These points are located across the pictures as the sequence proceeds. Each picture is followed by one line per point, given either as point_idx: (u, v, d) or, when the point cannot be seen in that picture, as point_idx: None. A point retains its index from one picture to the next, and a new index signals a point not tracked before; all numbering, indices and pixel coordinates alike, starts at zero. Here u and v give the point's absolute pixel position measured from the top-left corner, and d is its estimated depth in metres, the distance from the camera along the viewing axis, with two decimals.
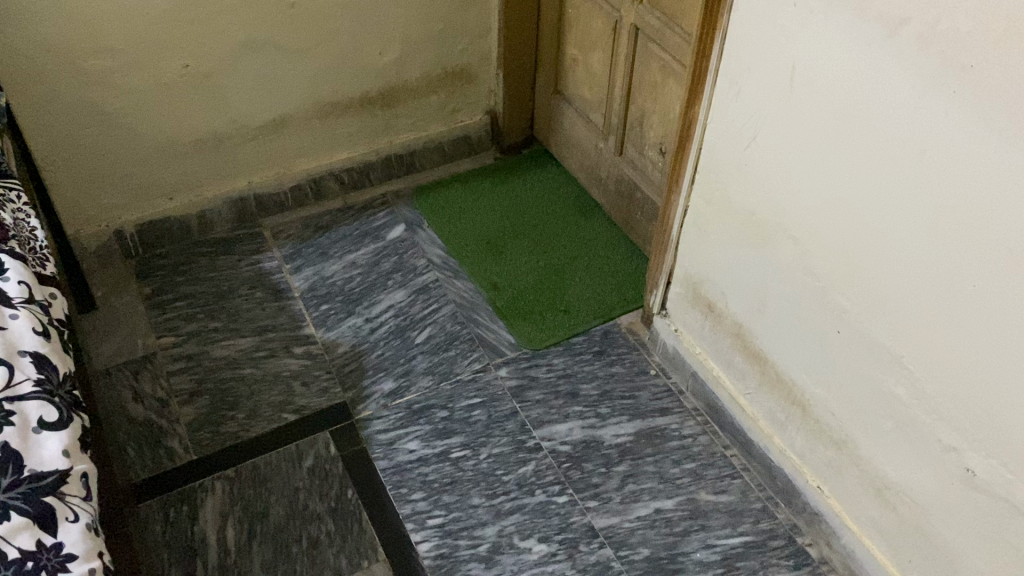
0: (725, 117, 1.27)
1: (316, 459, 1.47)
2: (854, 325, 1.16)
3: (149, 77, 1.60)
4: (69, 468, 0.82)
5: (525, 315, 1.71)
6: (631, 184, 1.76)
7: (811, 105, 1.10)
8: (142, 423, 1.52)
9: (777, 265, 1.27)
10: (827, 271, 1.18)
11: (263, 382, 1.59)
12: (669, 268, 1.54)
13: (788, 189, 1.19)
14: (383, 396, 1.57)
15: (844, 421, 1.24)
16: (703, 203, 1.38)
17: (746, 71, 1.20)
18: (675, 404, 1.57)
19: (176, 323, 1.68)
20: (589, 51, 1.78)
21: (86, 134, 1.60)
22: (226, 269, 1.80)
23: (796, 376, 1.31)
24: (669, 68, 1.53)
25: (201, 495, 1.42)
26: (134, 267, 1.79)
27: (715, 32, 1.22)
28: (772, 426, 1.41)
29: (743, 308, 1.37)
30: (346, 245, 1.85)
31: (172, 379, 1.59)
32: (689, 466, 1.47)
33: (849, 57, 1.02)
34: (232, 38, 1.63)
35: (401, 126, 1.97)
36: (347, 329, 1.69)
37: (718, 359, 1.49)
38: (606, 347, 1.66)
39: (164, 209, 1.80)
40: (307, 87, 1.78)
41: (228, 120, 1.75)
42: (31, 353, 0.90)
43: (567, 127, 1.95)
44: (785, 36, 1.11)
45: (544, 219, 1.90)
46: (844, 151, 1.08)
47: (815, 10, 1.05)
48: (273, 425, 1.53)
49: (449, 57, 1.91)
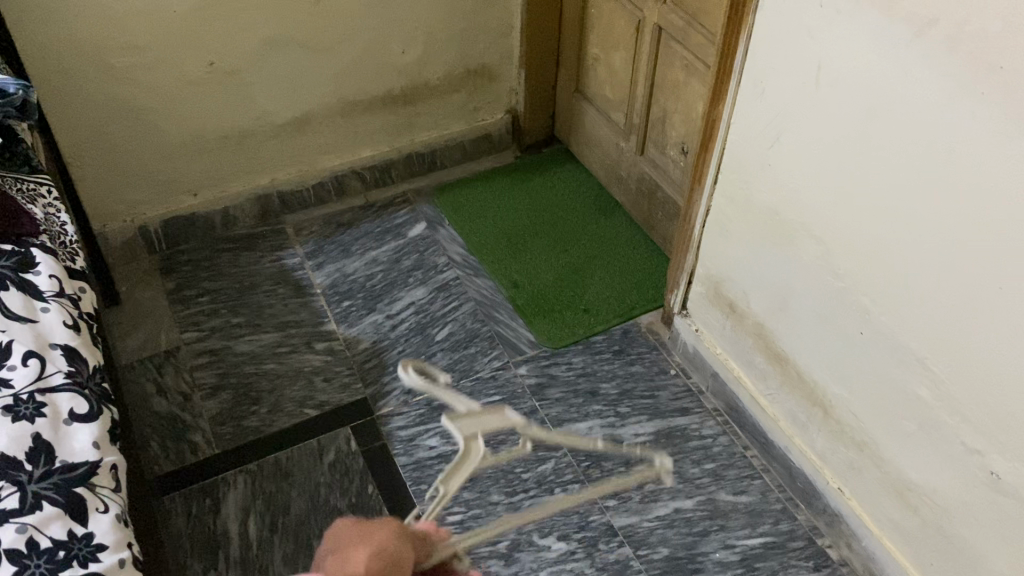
0: (749, 116, 1.27)
1: (337, 454, 1.48)
2: (878, 326, 1.16)
3: (175, 73, 1.62)
4: (99, 459, 0.83)
5: (545, 313, 1.71)
6: (652, 183, 1.76)
7: (837, 105, 1.10)
8: (165, 417, 1.53)
9: (800, 265, 1.26)
10: (851, 272, 1.17)
11: (285, 377, 1.61)
12: (690, 268, 1.54)
13: (812, 189, 1.19)
14: (404, 392, 1.58)
15: (865, 422, 1.24)
16: (726, 202, 1.38)
17: (771, 70, 1.19)
18: (695, 403, 1.57)
19: (199, 319, 1.70)
20: (611, 50, 1.78)
21: (112, 131, 1.62)
22: (249, 265, 1.81)
23: (817, 377, 1.31)
24: (692, 67, 1.53)
25: (224, 489, 1.43)
26: (158, 263, 1.80)
27: (740, 31, 1.22)
28: (793, 426, 1.41)
29: (765, 308, 1.37)
30: (367, 242, 1.86)
31: (196, 374, 1.60)
32: (709, 466, 1.47)
33: (876, 58, 1.02)
34: (257, 35, 1.65)
35: (423, 124, 1.98)
36: (368, 326, 1.70)
37: (739, 359, 1.49)
38: (625, 346, 1.66)
39: (188, 205, 1.81)
40: (330, 84, 1.79)
41: (252, 117, 1.76)
42: (62, 346, 0.92)
43: (589, 126, 1.95)
44: (810, 36, 1.10)
45: (565, 218, 1.90)
46: (870, 150, 1.08)
47: (842, 10, 1.05)
48: (295, 420, 1.54)
49: (472, 56, 1.91)
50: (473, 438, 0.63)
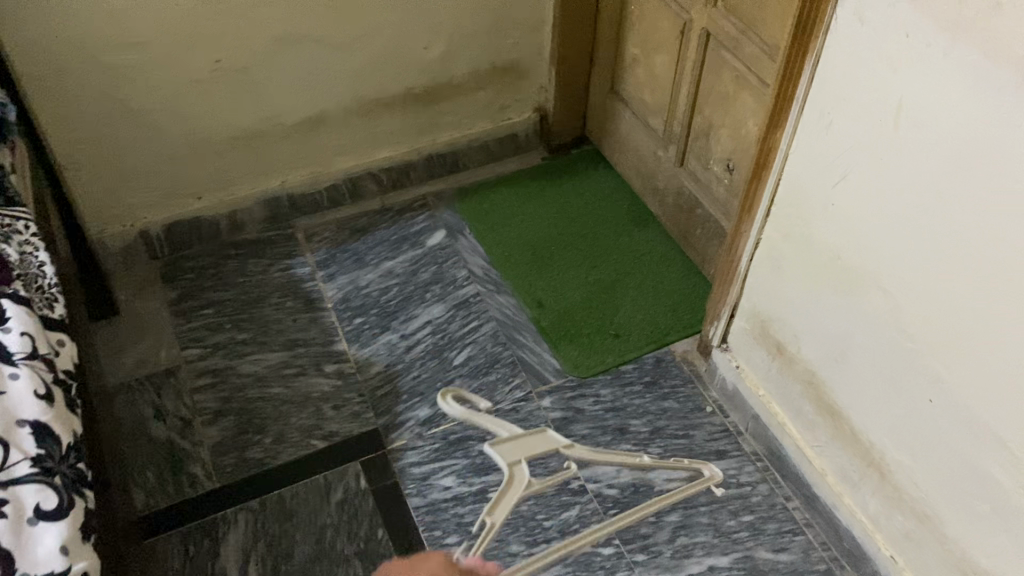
0: (812, 148, 1.12)
1: (345, 493, 1.38)
2: (950, 397, 1.03)
3: (178, 73, 1.49)
4: (67, 569, 0.75)
5: (572, 337, 1.59)
6: (692, 199, 1.62)
7: (921, 152, 0.96)
8: (163, 445, 1.43)
9: (864, 318, 1.13)
10: (924, 332, 1.04)
11: (293, 403, 1.50)
12: (733, 301, 1.40)
13: (883, 239, 1.06)
14: (418, 424, 1.47)
15: (929, 493, 1.12)
16: (779, 238, 1.24)
17: (841, 101, 1.05)
18: (732, 446, 1.45)
19: (201, 334, 1.59)
20: (652, 51, 1.62)
21: (112, 132, 1.50)
22: (257, 274, 1.70)
23: (875, 438, 1.18)
24: (744, 80, 1.38)
25: (224, 528, 1.33)
26: (159, 269, 1.69)
27: (806, 56, 1.08)
28: (843, 484, 1.28)
29: (818, 356, 1.24)
30: (382, 250, 1.74)
31: (197, 397, 1.50)
32: (746, 519, 1.36)
33: (973, 102, 0.88)
34: (269, 32, 1.51)
35: (445, 123, 1.84)
36: (381, 346, 1.58)
37: (785, 404, 1.36)
38: (658, 378, 1.54)
39: (192, 209, 1.69)
40: (346, 83, 1.66)
41: (261, 117, 1.63)
42: (31, 424, 0.81)
43: (623, 129, 1.80)
44: (891, 69, 0.96)
45: (595, 230, 1.77)
46: (956, 201, 0.94)
47: (934, 44, 0.90)
48: (300, 453, 1.43)
49: (499, 52, 1.76)
50: (516, 463, 0.78)
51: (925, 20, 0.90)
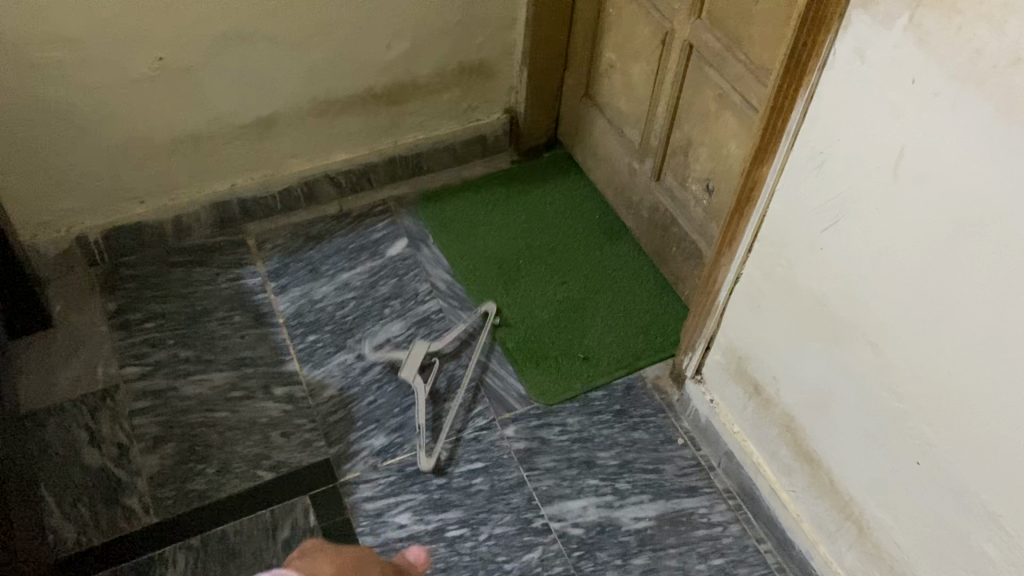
0: (799, 188, 1.05)
1: (293, 530, 1.28)
2: (939, 462, 0.97)
3: (114, 72, 1.37)
4: None
5: (538, 360, 1.51)
6: (668, 217, 1.54)
7: (920, 208, 0.88)
8: (97, 475, 1.32)
9: (849, 371, 1.06)
10: (913, 393, 0.97)
11: (238, 430, 1.39)
12: (709, 334, 1.33)
13: (872, 292, 0.98)
14: (373, 454, 1.37)
15: (912, 556, 1.06)
16: (760, 276, 1.16)
17: (835, 143, 0.97)
18: (703, 482, 1.38)
19: (142, 350, 1.48)
20: (629, 59, 1.53)
21: (39, 134, 1.37)
22: (203, 283, 1.59)
23: (854, 492, 1.12)
24: (727, 100, 1.30)
25: (160, 570, 1.23)
26: (98, 278, 1.58)
27: (800, 90, 0.99)
28: (819, 532, 1.22)
29: (797, 401, 1.17)
30: (338, 260, 1.64)
31: (135, 421, 1.39)
32: (716, 562, 1.28)
33: (981, 163, 0.80)
34: (215, 31, 1.40)
35: (409, 125, 1.74)
36: (335, 367, 1.48)
37: (760, 444, 1.29)
38: (627, 406, 1.46)
39: (134, 213, 1.58)
40: (302, 83, 1.55)
41: (209, 118, 1.51)
42: None
43: (598, 136, 1.71)
44: (893, 116, 0.88)
45: (564, 243, 1.69)
46: (955, 262, 0.86)
47: (941, 94, 0.82)
48: (245, 486, 1.33)
49: (467, 51, 1.66)
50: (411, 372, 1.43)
51: (933, 67, 0.82)
